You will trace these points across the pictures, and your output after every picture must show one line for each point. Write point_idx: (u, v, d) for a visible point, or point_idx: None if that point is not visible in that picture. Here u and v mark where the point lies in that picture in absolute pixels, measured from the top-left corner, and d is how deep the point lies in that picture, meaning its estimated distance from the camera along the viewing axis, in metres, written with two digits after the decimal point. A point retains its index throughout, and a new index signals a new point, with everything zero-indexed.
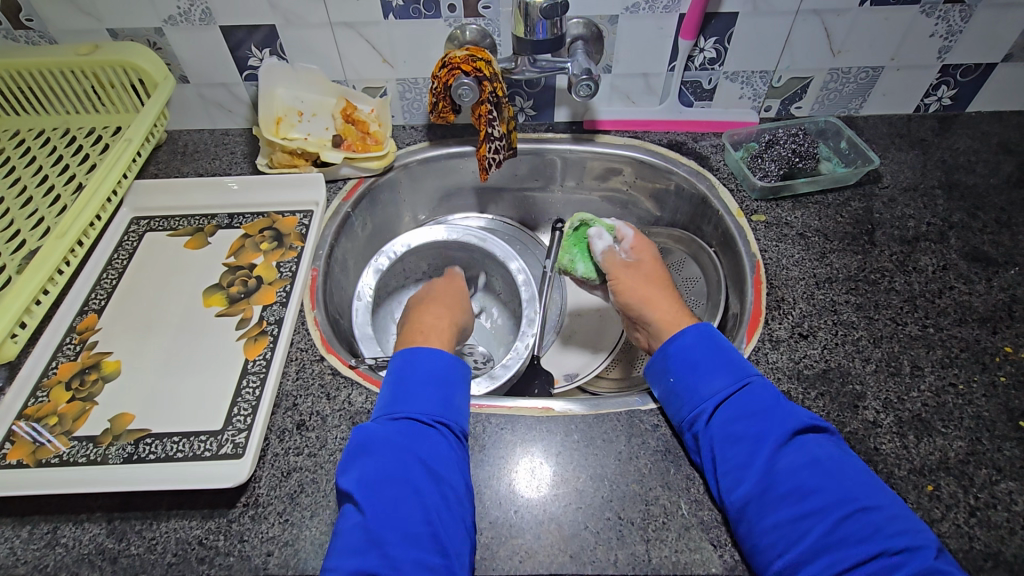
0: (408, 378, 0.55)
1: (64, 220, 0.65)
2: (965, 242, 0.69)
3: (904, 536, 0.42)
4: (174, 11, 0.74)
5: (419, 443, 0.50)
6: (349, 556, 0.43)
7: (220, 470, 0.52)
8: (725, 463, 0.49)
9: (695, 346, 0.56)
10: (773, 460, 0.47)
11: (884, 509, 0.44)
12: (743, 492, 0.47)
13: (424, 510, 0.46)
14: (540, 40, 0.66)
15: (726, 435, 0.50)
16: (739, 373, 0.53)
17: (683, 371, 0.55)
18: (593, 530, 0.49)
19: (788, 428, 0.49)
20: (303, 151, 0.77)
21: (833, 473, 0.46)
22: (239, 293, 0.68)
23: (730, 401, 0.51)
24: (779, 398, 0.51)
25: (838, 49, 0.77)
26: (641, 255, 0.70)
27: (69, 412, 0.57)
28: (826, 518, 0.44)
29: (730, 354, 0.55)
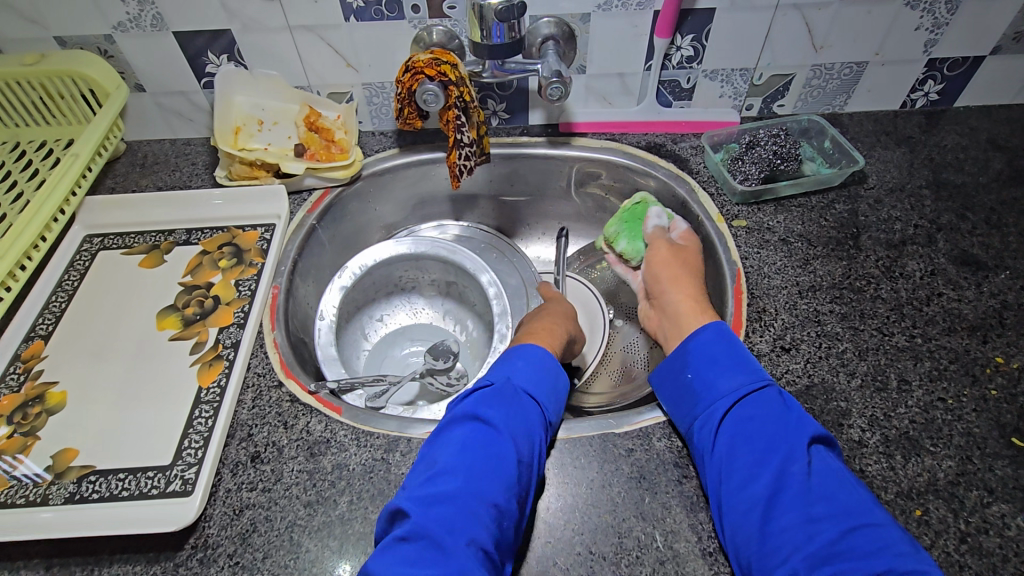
0: (536, 362, 0.54)
1: (4, 242, 0.61)
2: (954, 245, 0.66)
3: (910, 559, 0.39)
4: (123, 17, 0.70)
5: (533, 425, 0.49)
6: (461, 508, 0.41)
7: (168, 510, 0.49)
8: (738, 460, 0.47)
9: (717, 341, 0.54)
10: (786, 464, 0.45)
11: (892, 528, 0.42)
12: (752, 493, 0.44)
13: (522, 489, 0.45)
14: (496, 45, 0.63)
15: (738, 433, 0.48)
16: (757, 374, 0.51)
17: (701, 366, 0.53)
18: (562, 566, 0.46)
19: (803, 434, 0.46)
20: (262, 162, 0.73)
21: (841, 486, 0.44)
22: (195, 315, 0.64)
23: (747, 399, 0.50)
24: (796, 407, 0.50)
25: (820, 44, 0.73)
26: (689, 244, 0.67)
27: (9, 448, 0.54)
28: (833, 528, 0.41)
29: (750, 356, 0.53)
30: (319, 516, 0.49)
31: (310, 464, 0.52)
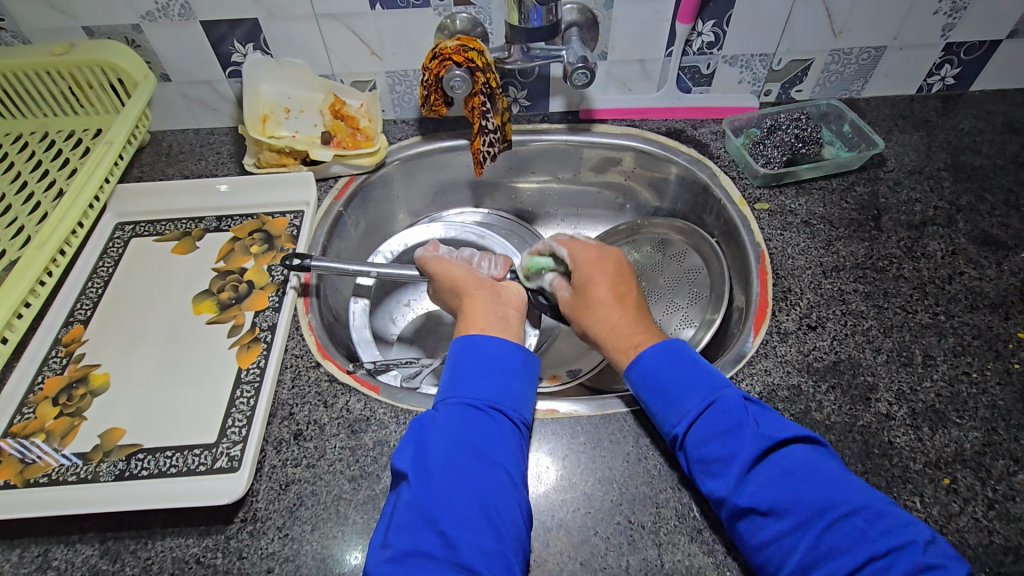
0: (465, 364, 0.53)
1: (44, 228, 0.62)
2: (974, 225, 0.67)
3: (891, 535, 0.41)
4: (151, 7, 0.71)
5: (473, 428, 0.49)
6: (404, 533, 0.43)
7: (217, 486, 0.51)
8: (708, 484, 0.47)
9: (658, 366, 0.53)
10: (750, 478, 0.45)
11: (867, 509, 0.42)
12: (729, 514, 0.45)
13: (478, 493, 0.45)
14: (535, 28, 0.65)
15: (700, 459, 0.48)
16: (704, 392, 0.50)
17: (653, 393, 0.52)
18: (603, 535, 0.48)
19: (756, 447, 0.46)
20: (291, 150, 0.75)
21: (806, 484, 0.44)
22: (230, 299, 0.66)
23: (701, 421, 0.49)
24: (747, 410, 0.49)
25: (840, 29, 0.74)
26: (581, 273, 0.63)
27: (58, 429, 0.55)
28: (809, 532, 0.42)
29: (696, 368, 0.52)
30: (364, 489, 0.51)
31: (352, 441, 0.54)
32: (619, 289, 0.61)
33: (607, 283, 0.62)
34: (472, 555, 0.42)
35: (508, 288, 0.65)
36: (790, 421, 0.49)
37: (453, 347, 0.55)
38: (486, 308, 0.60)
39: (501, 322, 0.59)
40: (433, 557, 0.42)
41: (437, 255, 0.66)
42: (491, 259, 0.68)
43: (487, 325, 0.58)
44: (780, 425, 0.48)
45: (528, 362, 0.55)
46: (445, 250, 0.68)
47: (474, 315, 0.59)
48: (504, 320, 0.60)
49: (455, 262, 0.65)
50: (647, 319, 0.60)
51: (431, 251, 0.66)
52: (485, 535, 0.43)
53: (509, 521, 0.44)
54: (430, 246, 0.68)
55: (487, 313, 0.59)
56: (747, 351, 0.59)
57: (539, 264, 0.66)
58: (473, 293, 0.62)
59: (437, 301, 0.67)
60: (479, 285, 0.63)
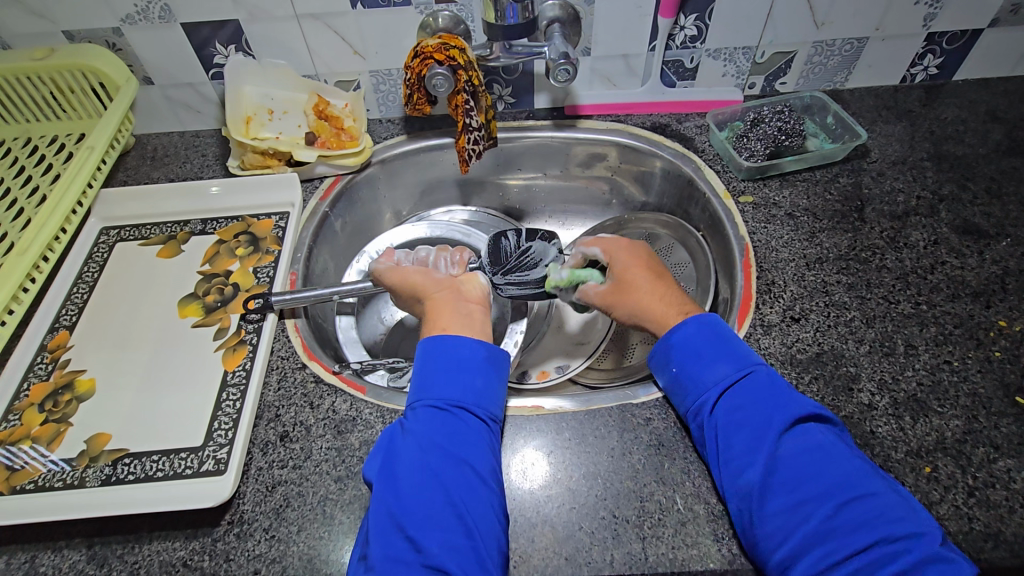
0: (429, 364, 0.53)
1: (26, 234, 0.62)
2: (956, 215, 0.68)
3: (904, 523, 0.41)
4: (131, 9, 0.70)
5: (440, 430, 0.49)
6: (377, 539, 0.43)
7: (203, 489, 0.51)
8: (730, 452, 0.47)
9: (696, 335, 0.54)
10: (777, 448, 0.46)
11: (886, 494, 0.43)
12: (747, 480, 0.45)
13: (446, 492, 0.46)
14: (511, 25, 0.65)
15: (726, 425, 0.48)
16: (739, 363, 0.51)
17: (685, 361, 0.53)
18: (588, 530, 0.48)
19: (786, 417, 0.47)
20: (274, 151, 0.75)
21: (831, 460, 0.45)
22: (216, 302, 0.66)
23: (737, 387, 0.50)
24: (780, 386, 0.50)
25: (822, 21, 0.74)
26: (618, 260, 0.62)
27: (44, 435, 0.56)
28: (827, 504, 0.43)
29: (733, 344, 0.53)
30: (350, 490, 0.51)
31: (338, 441, 0.54)
32: (655, 273, 0.61)
33: (645, 267, 0.61)
34: (440, 556, 0.42)
35: (469, 281, 0.62)
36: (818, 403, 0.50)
37: (419, 349, 0.55)
38: (449, 309, 0.58)
39: (466, 320, 0.58)
40: (404, 561, 0.43)
41: (391, 265, 0.64)
42: (447, 257, 0.65)
43: (451, 325, 0.57)
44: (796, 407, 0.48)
45: (493, 357, 0.54)
46: (401, 256, 0.66)
47: (436, 319, 0.58)
48: (470, 318, 0.58)
49: (411, 268, 0.63)
50: (675, 292, 0.60)
51: (385, 262, 0.65)
52: (454, 533, 0.43)
53: (480, 519, 0.45)
54: (384, 259, 0.66)
55: (449, 313, 0.58)
56: None
57: (581, 276, 0.64)
58: (434, 295, 0.60)
59: (405, 306, 0.65)
60: (439, 286, 0.61)
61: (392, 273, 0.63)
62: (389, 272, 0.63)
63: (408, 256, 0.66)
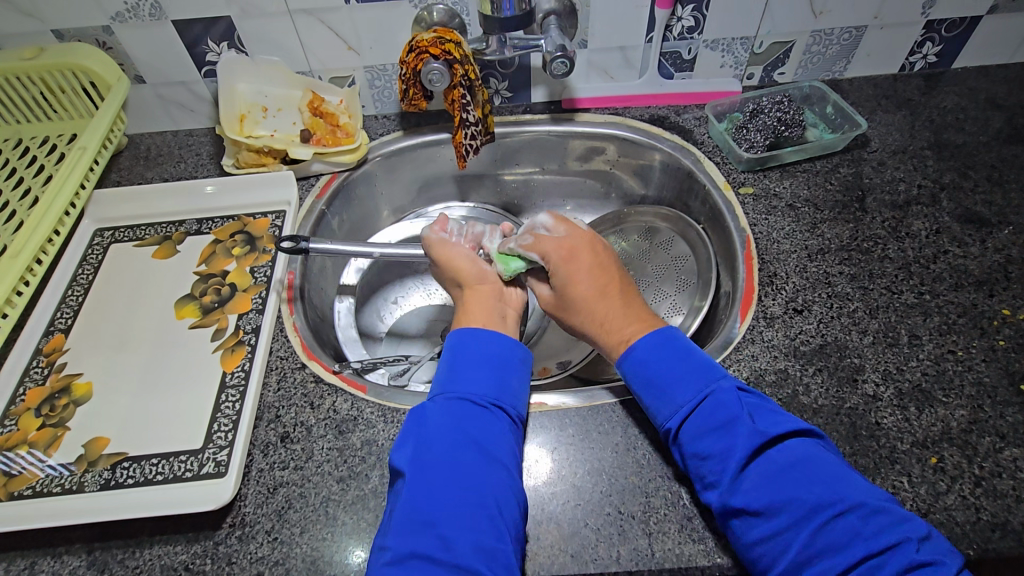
0: (463, 357, 0.53)
1: (18, 238, 0.62)
2: (958, 203, 0.67)
3: (885, 535, 0.40)
4: (121, 7, 0.69)
5: (471, 425, 0.48)
6: (403, 534, 0.42)
7: (204, 492, 0.51)
8: (706, 474, 0.46)
9: (648, 358, 0.52)
10: (741, 477, 0.44)
11: (862, 507, 0.41)
12: (721, 509, 0.44)
13: (475, 489, 0.45)
14: (507, 17, 0.64)
15: (693, 453, 0.47)
16: (698, 385, 0.50)
17: (643, 386, 0.52)
18: (593, 527, 0.48)
19: (745, 443, 0.45)
20: (269, 149, 0.74)
21: (801, 478, 0.43)
22: (213, 302, 0.65)
23: (696, 414, 0.48)
24: (745, 405, 0.48)
25: (820, 10, 0.74)
26: (560, 265, 0.59)
27: (41, 440, 0.55)
28: (803, 530, 0.41)
29: (693, 360, 0.52)
30: (353, 490, 0.50)
31: (340, 441, 0.53)
32: (604, 277, 0.59)
33: (587, 275, 0.58)
34: (471, 556, 0.41)
35: (512, 286, 0.63)
36: (791, 415, 0.48)
37: (450, 340, 0.55)
38: (486, 306, 0.59)
39: (501, 322, 0.58)
40: (432, 560, 0.41)
41: (443, 238, 0.63)
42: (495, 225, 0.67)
43: (489, 322, 0.57)
44: (782, 419, 0.47)
45: (525, 358, 0.55)
46: (453, 227, 0.64)
47: (473, 312, 0.58)
48: (503, 319, 0.59)
49: (460, 250, 0.62)
50: (637, 300, 0.59)
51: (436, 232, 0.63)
52: (483, 532, 0.43)
53: (508, 520, 0.44)
54: (436, 225, 0.64)
55: (488, 312, 0.58)
56: (734, 336, 0.58)
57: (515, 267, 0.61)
58: (476, 285, 0.61)
59: (441, 284, 0.65)
60: (483, 279, 0.61)
61: (446, 252, 0.62)
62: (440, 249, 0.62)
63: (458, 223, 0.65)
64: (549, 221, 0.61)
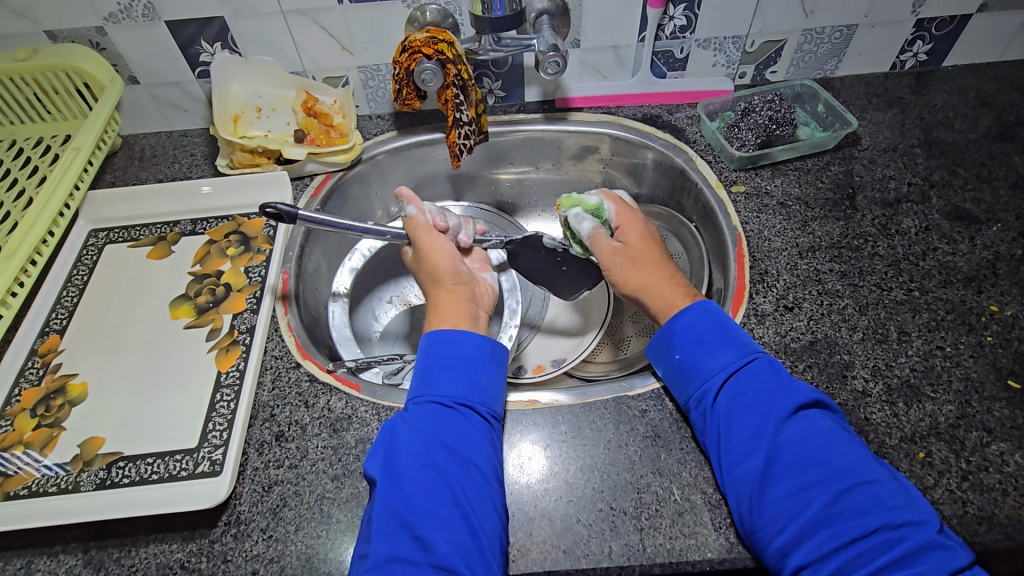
0: (434, 360, 0.53)
1: (12, 239, 0.62)
2: (947, 201, 0.68)
3: (905, 510, 0.41)
4: (114, 8, 0.69)
5: (444, 427, 0.49)
6: (383, 539, 0.43)
7: (199, 490, 0.51)
8: (731, 440, 0.47)
9: (699, 322, 0.54)
10: (778, 436, 0.46)
11: (886, 483, 0.43)
12: (748, 469, 0.45)
13: (452, 490, 0.45)
14: (499, 17, 0.64)
15: (731, 413, 0.48)
16: (742, 351, 0.52)
17: (690, 346, 0.53)
18: (585, 522, 0.48)
19: (790, 404, 0.47)
20: (263, 149, 0.74)
21: (833, 445, 0.45)
22: (208, 303, 0.65)
23: (738, 377, 0.50)
24: (782, 375, 0.50)
25: (811, 9, 0.74)
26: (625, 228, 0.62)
27: (36, 440, 0.55)
28: (827, 492, 0.43)
29: (735, 331, 0.54)
30: (347, 488, 0.51)
31: (334, 440, 0.54)
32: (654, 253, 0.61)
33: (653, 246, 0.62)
34: (450, 556, 0.42)
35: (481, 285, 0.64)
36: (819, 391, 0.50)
37: (422, 344, 0.55)
38: (459, 306, 0.59)
39: (473, 323, 0.58)
40: (413, 562, 0.42)
41: (426, 223, 0.62)
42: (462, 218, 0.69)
43: (461, 323, 0.57)
44: (814, 392, 0.49)
45: (496, 355, 0.55)
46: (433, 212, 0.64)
47: (444, 312, 0.58)
48: (475, 319, 0.59)
49: (442, 242, 0.62)
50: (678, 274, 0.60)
51: (419, 215, 0.62)
52: (460, 532, 0.43)
53: (484, 518, 0.44)
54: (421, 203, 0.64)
55: (460, 312, 0.58)
56: None
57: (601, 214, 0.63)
58: (450, 284, 0.60)
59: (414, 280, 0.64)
60: (456, 278, 0.60)
61: (428, 239, 0.62)
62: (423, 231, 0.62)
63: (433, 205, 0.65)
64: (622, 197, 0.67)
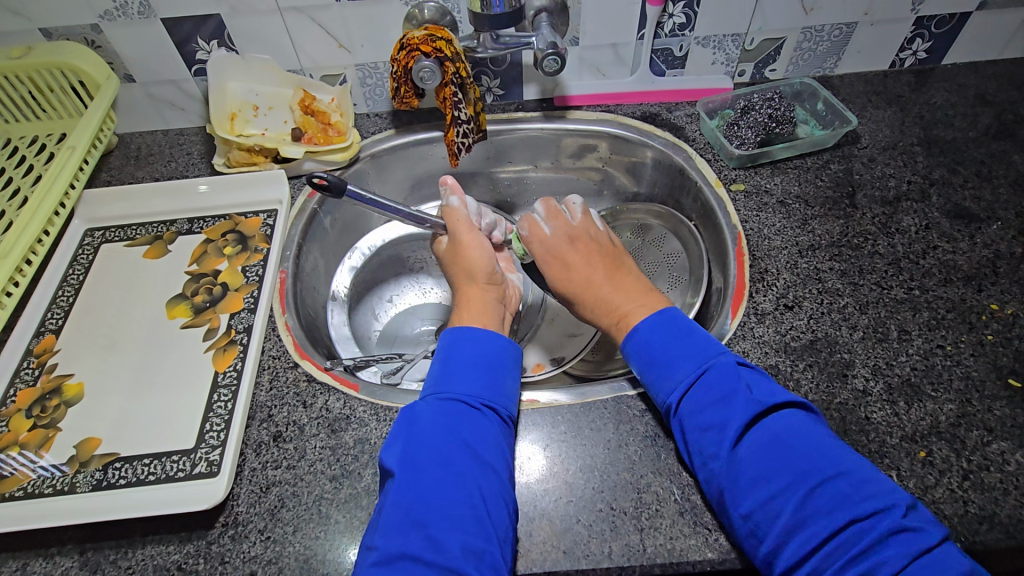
0: (457, 357, 0.53)
1: (7, 239, 0.61)
2: (947, 199, 0.68)
3: (872, 500, 0.40)
4: (109, 5, 0.69)
5: (464, 424, 0.48)
6: (391, 535, 0.42)
7: (196, 491, 0.50)
8: (698, 454, 0.47)
9: (651, 336, 0.53)
10: (737, 446, 0.45)
11: (851, 475, 0.42)
12: (718, 481, 0.45)
13: (468, 491, 0.45)
14: (497, 14, 0.64)
15: (694, 426, 0.48)
16: (698, 359, 0.51)
17: (644, 366, 0.53)
18: (585, 523, 0.48)
19: (744, 412, 0.46)
20: (261, 148, 0.74)
21: (796, 446, 0.44)
22: (205, 302, 0.65)
23: (693, 388, 0.49)
24: (739, 374, 0.49)
25: (810, 6, 0.74)
26: (545, 259, 0.65)
27: (32, 441, 0.55)
28: (791, 498, 0.42)
29: (694, 337, 0.53)
30: (346, 488, 0.51)
31: (332, 440, 0.53)
32: (590, 262, 0.62)
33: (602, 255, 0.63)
34: (461, 559, 0.41)
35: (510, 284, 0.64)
36: (780, 387, 0.49)
37: (443, 339, 0.55)
38: (490, 302, 0.59)
39: (501, 322, 0.59)
40: (420, 560, 0.41)
41: (466, 216, 0.64)
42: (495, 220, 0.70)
43: (491, 320, 0.57)
44: (771, 391, 0.48)
45: (516, 358, 0.55)
46: (473, 208, 0.65)
47: (476, 307, 0.58)
48: (502, 317, 0.60)
49: (483, 238, 0.63)
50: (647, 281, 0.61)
51: (460, 208, 0.64)
52: (472, 533, 0.43)
53: (497, 522, 0.44)
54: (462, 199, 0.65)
55: (490, 309, 0.59)
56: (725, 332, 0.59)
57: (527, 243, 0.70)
58: (483, 281, 0.60)
59: (444, 272, 0.65)
60: (492, 273, 0.61)
61: (470, 234, 0.63)
62: (468, 227, 0.63)
63: (473, 202, 0.66)
64: (544, 213, 0.67)
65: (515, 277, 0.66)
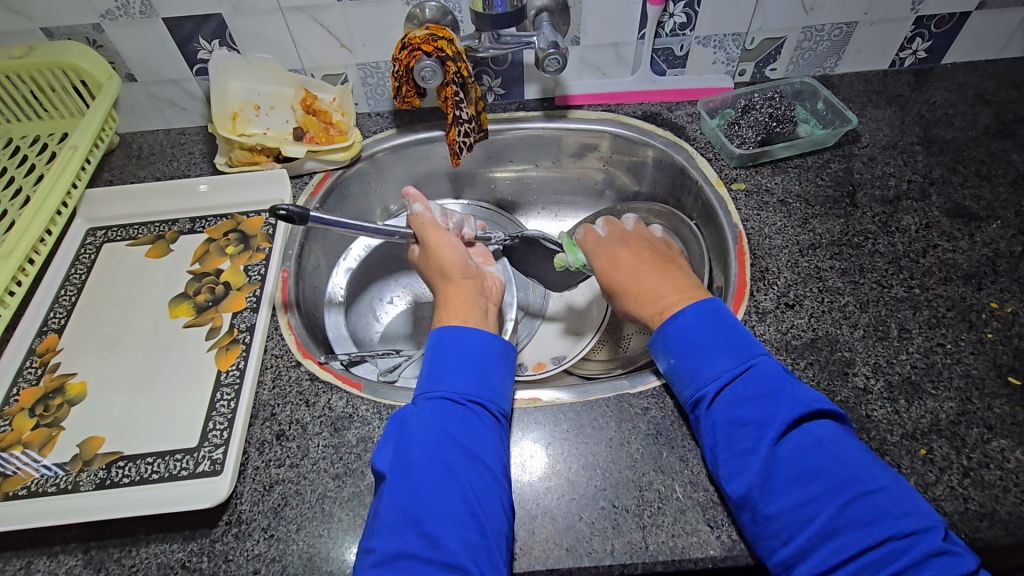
0: (444, 356, 0.53)
1: (9, 238, 0.61)
2: (947, 198, 0.68)
3: (913, 517, 0.40)
4: (111, 5, 0.69)
5: (454, 422, 0.49)
6: (389, 535, 0.43)
7: (200, 490, 0.51)
8: (730, 448, 0.47)
9: (695, 326, 0.53)
10: (777, 447, 0.45)
11: (892, 490, 0.42)
12: (745, 477, 0.45)
13: (461, 487, 0.45)
14: (498, 14, 0.64)
15: (730, 421, 0.48)
16: (741, 356, 0.51)
17: (684, 353, 0.52)
18: (588, 520, 0.48)
19: (789, 414, 0.46)
20: (263, 147, 0.74)
21: (835, 452, 0.44)
22: (207, 302, 0.65)
23: (735, 384, 0.49)
24: (783, 378, 0.49)
25: (811, 6, 0.74)
26: (594, 257, 0.65)
27: (35, 440, 0.55)
28: (828, 504, 0.42)
29: (736, 334, 0.52)
30: (348, 487, 0.51)
31: (335, 439, 0.53)
32: (638, 258, 0.62)
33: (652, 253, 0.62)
34: (458, 554, 0.42)
35: (489, 279, 0.64)
36: (822, 395, 0.49)
37: (430, 339, 0.55)
38: (469, 299, 0.59)
39: (484, 317, 0.58)
40: (419, 558, 0.42)
41: (431, 219, 0.63)
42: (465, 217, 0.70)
43: (472, 317, 0.57)
44: (817, 398, 0.48)
45: (505, 353, 0.55)
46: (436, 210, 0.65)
47: (454, 306, 0.58)
48: (486, 312, 0.59)
49: (451, 237, 0.63)
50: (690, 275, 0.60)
51: (425, 212, 0.64)
52: (468, 530, 0.43)
53: (492, 515, 0.44)
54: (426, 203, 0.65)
55: (470, 306, 0.58)
56: None
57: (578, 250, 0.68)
58: (459, 278, 0.60)
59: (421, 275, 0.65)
60: (465, 272, 0.61)
61: (438, 234, 0.62)
62: (433, 227, 0.63)
63: (437, 207, 0.67)
64: (600, 221, 0.68)
65: (493, 270, 0.66)
